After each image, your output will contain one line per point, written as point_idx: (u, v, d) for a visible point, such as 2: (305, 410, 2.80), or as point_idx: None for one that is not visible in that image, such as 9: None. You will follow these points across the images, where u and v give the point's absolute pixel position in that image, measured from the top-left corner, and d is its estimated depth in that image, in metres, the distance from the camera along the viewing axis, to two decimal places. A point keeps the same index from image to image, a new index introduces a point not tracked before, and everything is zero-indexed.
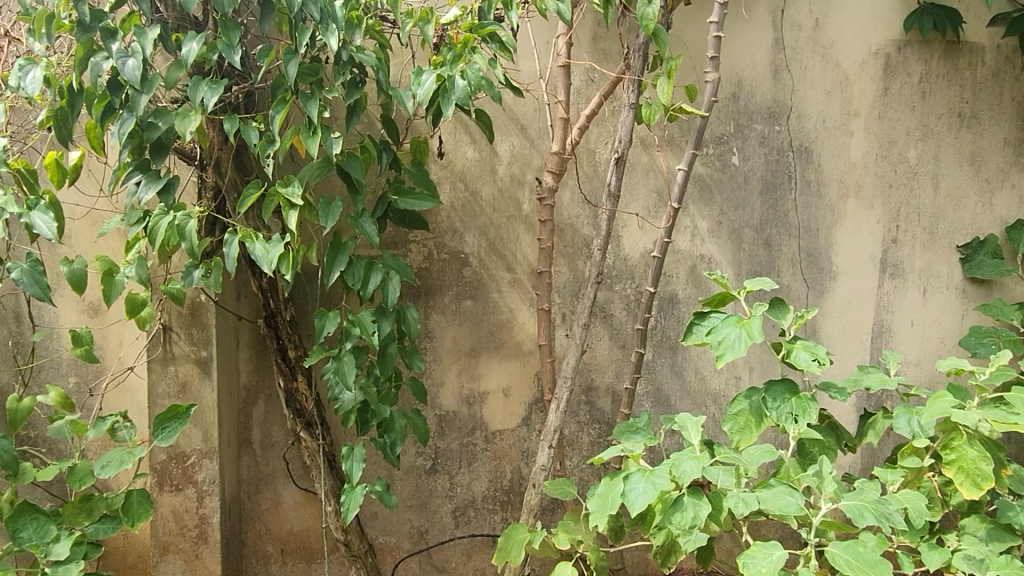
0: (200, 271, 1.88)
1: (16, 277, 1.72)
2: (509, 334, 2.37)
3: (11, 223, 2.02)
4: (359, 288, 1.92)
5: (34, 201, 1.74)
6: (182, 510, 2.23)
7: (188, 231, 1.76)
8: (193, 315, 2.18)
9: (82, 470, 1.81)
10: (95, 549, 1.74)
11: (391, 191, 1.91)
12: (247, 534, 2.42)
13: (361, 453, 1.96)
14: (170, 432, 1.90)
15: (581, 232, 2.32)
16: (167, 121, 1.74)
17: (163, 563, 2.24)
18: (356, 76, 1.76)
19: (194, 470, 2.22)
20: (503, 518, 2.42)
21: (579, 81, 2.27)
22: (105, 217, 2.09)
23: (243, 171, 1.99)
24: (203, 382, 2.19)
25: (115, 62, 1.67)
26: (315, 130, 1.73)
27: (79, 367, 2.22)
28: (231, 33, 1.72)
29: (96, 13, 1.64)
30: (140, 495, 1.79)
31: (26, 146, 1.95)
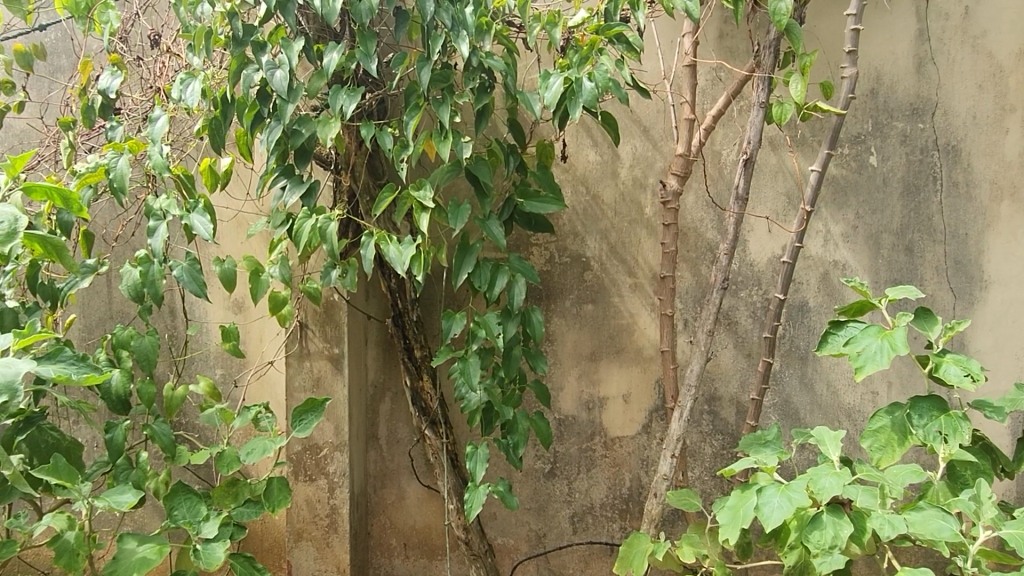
0: (337, 271, 1.96)
1: (178, 274, 1.86)
2: (630, 338, 2.33)
3: (171, 225, 2.22)
4: (485, 290, 1.95)
5: (193, 204, 1.88)
6: (315, 499, 2.35)
7: (329, 233, 1.83)
8: (327, 314, 2.29)
9: (229, 456, 1.92)
10: (239, 531, 1.83)
11: (516, 194, 1.94)
12: (372, 526, 2.52)
13: (485, 452, 1.99)
14: (308, 424, 1.99)
15: (706, 236, 2.25)
16: (310, 128, 1.85)
17: (297, 549, 2.36)
18: (485, 81, 1.80)
19: (326, 461, 2.33)
20: (621, 527, 2.39)
21: (705, 81, 2.21)
22: (251, 220, 2.23)
23: (376, 175, 2.09)
24: (335, 377, 2.30)
25: (265, 73, 1.78)
26: (446, 135, 1.78)
27: (225, 360, 2.40)
28: (368, 43, 1.80)
29: (248, 28, 1.79)
30: (280, 482, 1.90)
31: (184, 153, 2.13)
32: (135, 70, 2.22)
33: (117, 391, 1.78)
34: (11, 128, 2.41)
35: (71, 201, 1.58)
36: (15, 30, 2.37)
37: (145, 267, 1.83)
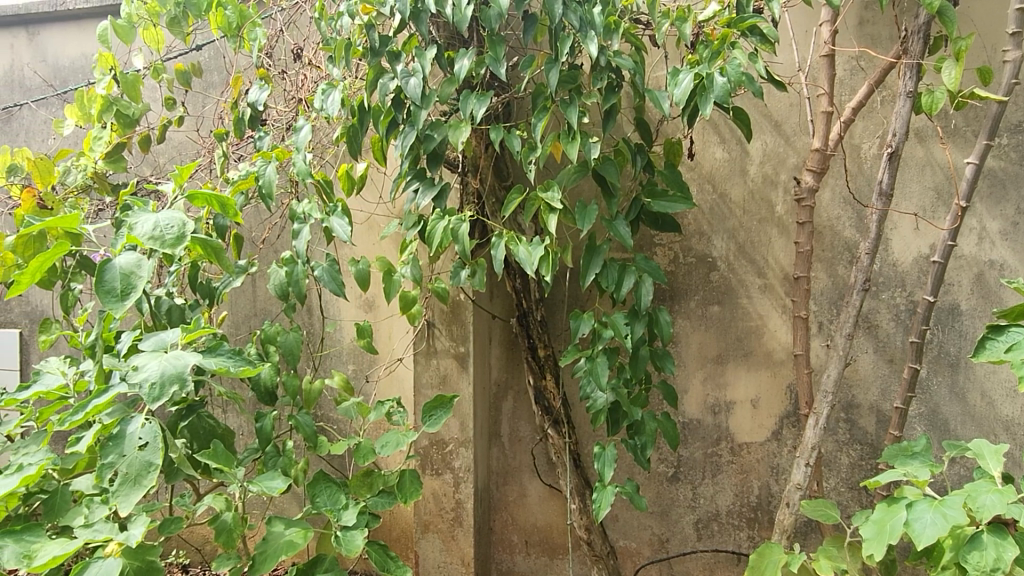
0: (466, 271, 2.02)
1: (319, 274, 1.97)
2: (759, 341, 2.25)
3: (310, 228, 2.36)
4: (612, 290, 1.94)
5: (333, 207, 1.98)
6: (441, 493, 2.42)
7: (461, 234, 1.87)
8: (454, 313, 2.35)
9: (365, 448, 2.00)
10: (374, 519, 1.89)
11: (644, 194, 1.91)
12: (495, 521, 2.57)
13: (612, 453, 1.98)
14: (437, 419, 2.04)
15: (843, 235, 2.14)
16: (442, 132, 1.90)
17: (424, 539, 2.44)
18: (613, 81, 1.79)
19: (452, 456, 2.40)
20: (749, 536, 2.31)
21: (843, 71, 2.10)
22: (383, 222, 2.33)
23: (502, 177, 2.13)
24: (461, 375, 2.36)
25: (400, 81, 1.85)
26: (574, 136, 1.78)
27: (356, 356, 2.54)
28: (498, 47, 1.83)
29: (384, 39, 1.87)
30: (412, 474, 1.98)
31: (323, 159, 2.26)
32: (279, 82, 2.38)
33: (266, 383, 1.91)
34: (172, 140, 2.66)
35: (229, 207, 1.73)
36: (176, 50, 2.61)
37: (290, 267, 1.94)
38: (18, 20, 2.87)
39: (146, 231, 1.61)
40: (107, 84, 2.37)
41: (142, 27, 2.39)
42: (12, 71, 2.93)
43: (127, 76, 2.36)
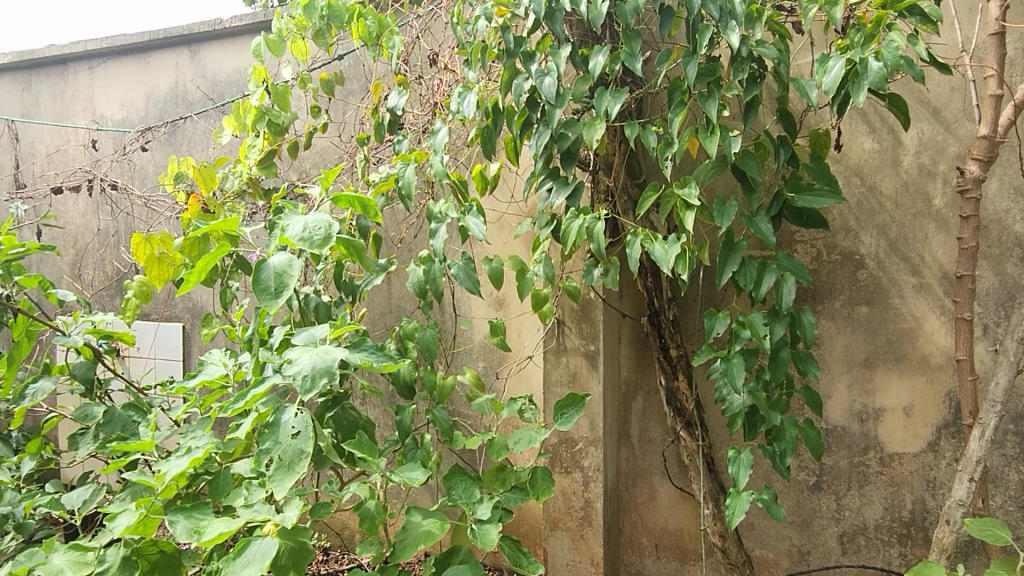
0: (598, 270, 2.01)
1: (455, 272, 2.02)
2: (913, 345, 2.09)
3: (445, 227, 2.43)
4: (751, 289, 1.87)
5: (468, 207, 2.03)
6: (571, 491, 2.42)
7: (596, 232, 1.85)
8: (584, 311, 2.34)
9: (499, 443, 2.02)
10: (508, 514, 1.90)
11: (787, 188, 1.82)
12: (624, 523, 2.54)
13: (748, 457, 1.90)
14: (569, 417, 2.01)
15: (1013, 229, 1.95)
16: (576, 130, 1.90)
17: (553, 537, 2.46)
18: (755, 71, 1.72)
19: (581, 455, 2.39)
20: (901, 553, 2.15)
21: (1014, 50, 1.91)
22: (514, 221, 2.37)
23: (634, 174, 2.11)
24: (591, 373, 2.34)
25: (534, 81, 1.87)
26: (713, 130, 1.73)
27: (486, 353, 2.60)
28: (633, 42, 1.80)
29: (519, 40, 1.89)
30: (544, 471, 1.99)
31: (458, 161, 2.32)
32: (416, 87, 2.46)
33: (405, 377, 1.98)
34: (316, 146, 2.81)
35: (370, 208, 1.81)
36: (320, 61, 2.77)
37: (428, 266, 2.01)
38: (182, 40, 3.15)
39: (297, 232, 1.72)
40: (260, 95, 2.53)
41: (291, 40, 2.53)
42: (177, 87, 3.21)
43: (277, 87, 2.52)
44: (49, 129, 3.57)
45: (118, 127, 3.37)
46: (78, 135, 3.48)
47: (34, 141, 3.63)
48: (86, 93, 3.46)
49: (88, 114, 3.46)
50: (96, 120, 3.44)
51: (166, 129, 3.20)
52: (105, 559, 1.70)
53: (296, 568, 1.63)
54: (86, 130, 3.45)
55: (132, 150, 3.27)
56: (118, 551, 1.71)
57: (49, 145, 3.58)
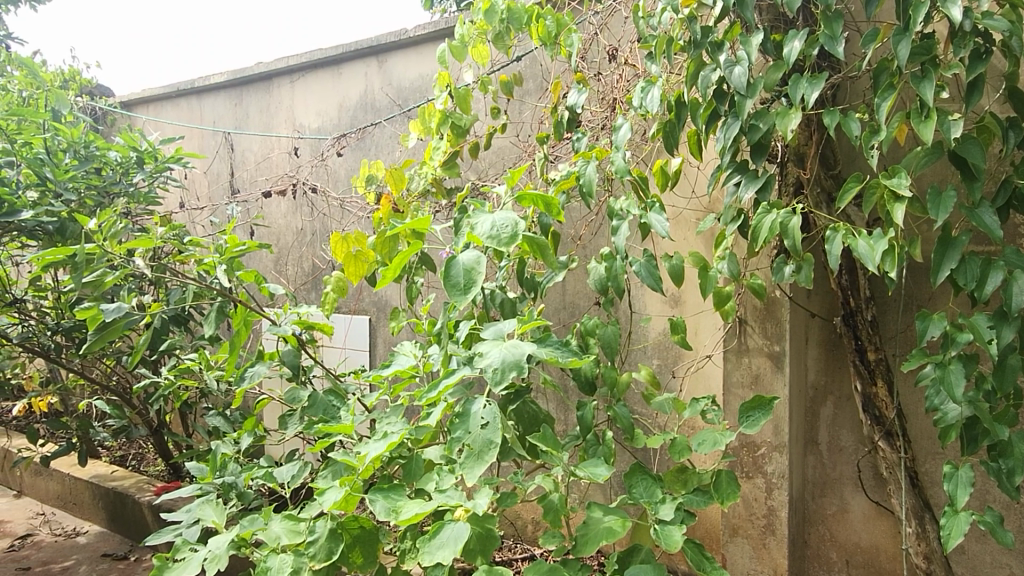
0: (790, 267, 1.91)
1: (636, 269, 2.00)
2: None
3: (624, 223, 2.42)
4: (972, 289, 1.69)
5: (650, 203, 2.00)
6: (752, 498, 2.32)
7: (791, 228, 1.76)
8: (768, 310, 2.23)
9: (681, 444, 1.97)
10: (691, 517, 1.85)
11: (1016, 175, 1.63)
12: (810, 535, 2.40)
13: (967, 475, 1.72)
14: (755, 421, 1.91)
15: None
16: (768, 121, 1.81)
17: (732, 543, 2.38)
18: (980, 47, 1.55)
19: (764, 461, 2.29)
20: None
21: None
22: (694, 217, 2.31)
23: (829, 165, 1.98)
24: (775, 376, 2.22)
25: (723, 71, 1.80)
26: (929, 114, 1.58)
27: (661, 351, 2.56)
28: (834, 24, 1.69)
29: (706, 30, 1.83)
30: (728, 475, 1.92)
31: (640, 157, 2.30)
32: (595, 84, 2.47)
33: (587, 373, 2.00)
34: (496, 146, 2.90)
35: (552, 205, 1.85)
36: (500, 64, 2.86)
37: (610, 263, 2.00)
38: (371, 51, 3.37)
39: (485, 231, 1.79)
40: (444, 99, 2.65)
41: (472, 44, 2.62)
42: (367, 95, 3.43)
43: (459, 91, 2.62)
44: (256, 139, 3.96)
45: (315, 135, 3.66)
46: (280, 144, 3.83)
47: (245, 150, 4.04)
48: (288, 104, 3.80)
49: (289, 124, 3.80)
50: (296, 130, 3.77)
51: (357, 135, 3.44)
52: (316, 529, 1.85)
53: (484, 553, 1.70)
54: (288, 139, 3.79)
55: (327, 156, 3.55)
56: (326, 523, 1.85)
57: (257, 154, 3.97)
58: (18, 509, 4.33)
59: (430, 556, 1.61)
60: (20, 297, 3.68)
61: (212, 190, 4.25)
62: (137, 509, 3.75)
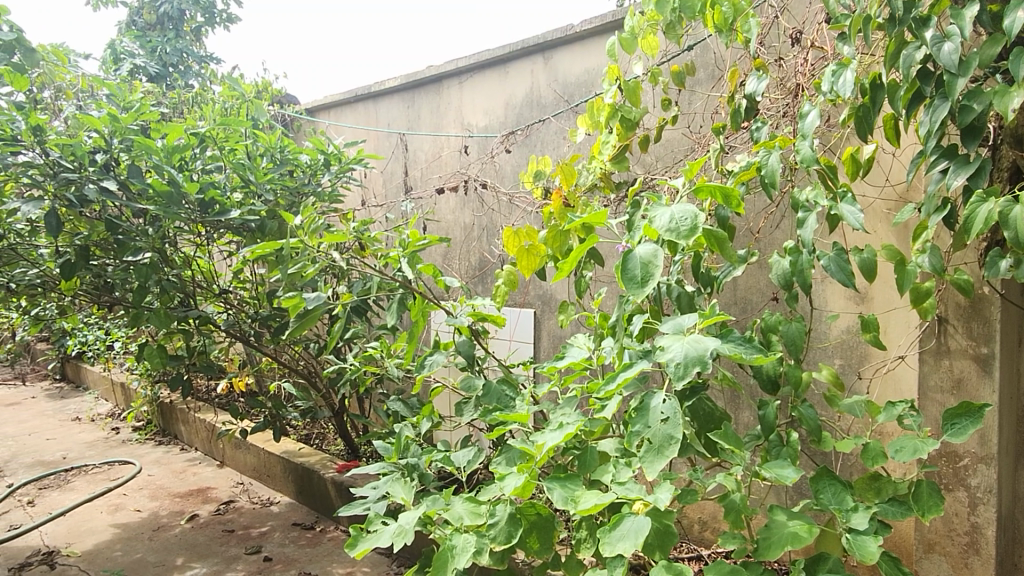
0: (1006, 262, 1.74)
1: (825, 264, 1.89)
2: None
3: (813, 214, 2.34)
4: None
5: (841, 193, 1.88)
6: (953, 512, 2.13)
7: (1013, 219, 1.58)
8: (974, 308, 2.03)
9: (875, 450, 1.86)
10: (886, 528, 1.73)
11: None
12: (1021, 558, 2.17)
13: None
14: (961, 429, 1.76)
15: None
16: (984, 102, 1.65)
17: (927, 560, 2.21)
18: None
19: (967, 473, 2.09)
20: None
21: None
22: (888, 207, 2.16)
23: None
24: (982, 381, 2.02)
25: (930, 49, 1.66)
26: None
27: (844, 351, 2.42)
28: None
29: (909, 5, 1.70)
30: (930, 486, 1.78)
31: (828, 146, 2.21)
32: (776, 70, 2.38)
33: (769, 371, 1.93)
34: (666, 138, 2.86)
35: (732, 196, 1.80)
36: (671, 53, 2.81)
37: (796, 257, 1.91)
38: (538, 49, 3.43)
39: (665, 224, 1.78)
40: (614, 93, 2.64)
41: (642, 36, 2.60)
42: (533, 92, 3.50)
43: (629, 84, 2.60)
44: (427, 139, 4.16)
45: (482, 133, 3.79)
46: (450, 143, 4.00)
47: (416, 150, 4.25)
48: (457, 104, 3.96)
49: (458, 123, 3.95)
50: (464, 129, 3.91)
51: (524, 132, 3.52)
52: (496, 512, 1.93)
53: (662, 548, 1.68)
54: (457, 138, 3.94)
55: (496, 153, 3.66)
56: (506, 508, 1.93)
57: (428, 153, 4.17)
58: (222, 477, 4.85)
59: (610, 547, 1.63)
60: (225, 288, 4.12)
61: (387, 188, 4.52)
62: (322, 485, 4.08)
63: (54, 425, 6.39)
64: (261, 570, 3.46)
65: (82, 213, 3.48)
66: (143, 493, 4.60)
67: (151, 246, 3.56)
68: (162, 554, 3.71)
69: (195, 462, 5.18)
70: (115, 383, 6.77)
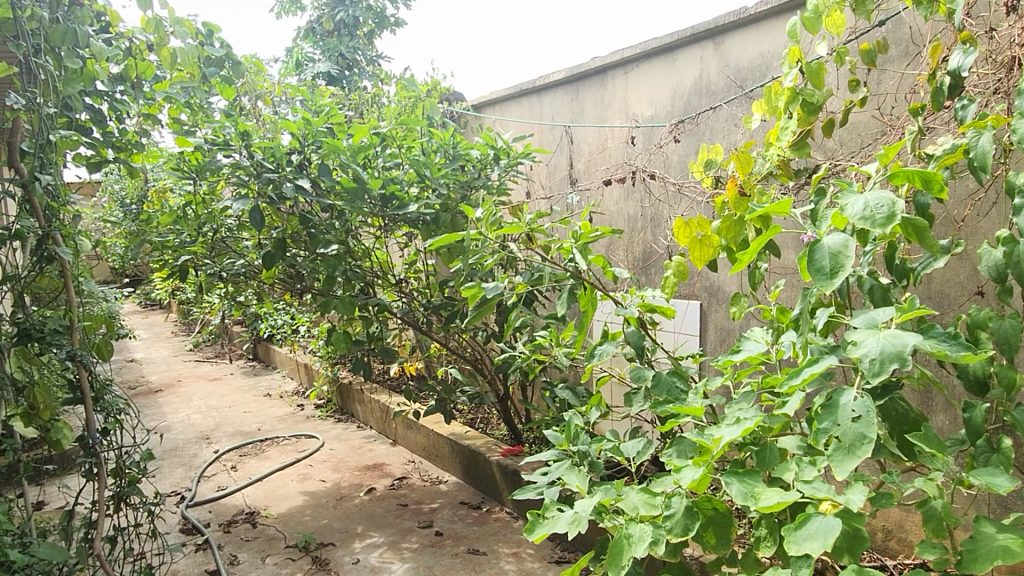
0: None
1: None
2: None
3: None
4: None
5: None
6: None
7: None
8: None
9: None
10: None
11: None
12: None
13: None
14: None
15: None
16: None
17: None
18: None
19: None
20: None
21: None
22: None
23: None
24: None
25: None
26: None
27: None
28: None
29: None
30: None
31: None
32: (986, 43, 2.18)
33: (976, 371, 1.78)
34: (854, 122, 2.70)
35: (935, 181, 1.66)
36: (859, 31, 2.65)
37: (1010, 249, 1.73)
38: (708, 34, 3.34)
39: (858, 212, 1.68)
40: (794, 76, 2.52)
41: (827, 14, 2.42)
42: (702, 79, 3.42)
43: (812, 66, 2.47)
44: (591, 131, 4.19)
45: (648, 123, 3.75)
46: (615, 134, 4.00)
47: (581, 142, 4.29)
48: (622, 95, 3.95)
49: (623, 114, 3.94)
50: (629, 119, 3.90)
51: (693, 121, 3.45)
52: (672, 504, 1.93)
53: (852, 552, 1.60)
54: (622, 128, 3.94)
55: (664, 143, 3.61)
56: (682, 500, 1.93)
57: (592, 145, 4.20)
58: (395, 455, 5.18)
59: (797, 546, 1.58)
60: (400, 278, 4.39)
61: (552, 181, 4.61)
62: (488, 467, 4.24)
63: (249, 399, 7.11)
64: (434, 544, 3.67)
65: (280, 209, 3.85)
66: (327, 465, 5.02)
67: (338, 239, 3.86)
68: (345, 521, 4.04)
69: (371, 439, 5.57)
70: (299, 364, 7.41)
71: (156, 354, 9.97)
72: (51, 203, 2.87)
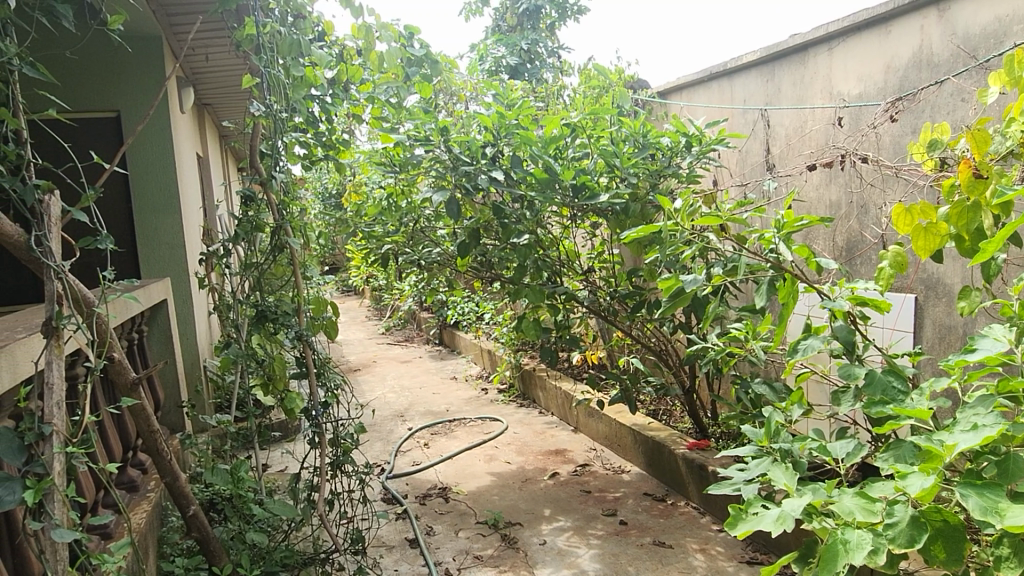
0: None
1: None
2: None
3: None
4: None
5: None
6: None
7: None
8: None
9: None
10: None
11: None
12: None
13: None
14: None
15: None
16: None
17: None
18: None
19: None
20: None
21: None
22: None
23: None
24: None
25: None
26: None
27: None
28: None
29: None
30: None
31: None
32: None
33: None
34: None
35: None
36: None
37: None
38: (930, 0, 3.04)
39: None
40: None
41: None
42: (923, 50, 3.12)
43: None
44: (790, 113, 3.97)
45: (857, 102, 3.48)
46: (817, 114, 3.75)
47: (777, 125, 4.07)
48: (825, 73, 3.69)
49: (826, 93, 3.69)
50: (834, 98, 3.64)
51: (912, 97, 3.15)
52: (895, 512, 1.80)
53: None
54: (825, 109, 3.68)
55: (877, 123, 3.33)
56: (907, 509, 1.79)
57: (790, 128, 3.97)
58: (577, 442, 5.26)
59: None
60: (587, 268, 4.43)
61: (745, 167, 4.42)
62: (673, 460, 4.18)
63: (438, 381, 7.53)
64: (619, 532, 3.69)
65: (474, 200, 4.03)
66: (511, 448, 5.20)
67: (528, 229, 3.98)
68: (531, 503, 4.17)
69: (553, 425, 5.69)
70: (484, 348, 7.73)
71: (354, 336, 10.86)
72: (282, 199, 3.21)
